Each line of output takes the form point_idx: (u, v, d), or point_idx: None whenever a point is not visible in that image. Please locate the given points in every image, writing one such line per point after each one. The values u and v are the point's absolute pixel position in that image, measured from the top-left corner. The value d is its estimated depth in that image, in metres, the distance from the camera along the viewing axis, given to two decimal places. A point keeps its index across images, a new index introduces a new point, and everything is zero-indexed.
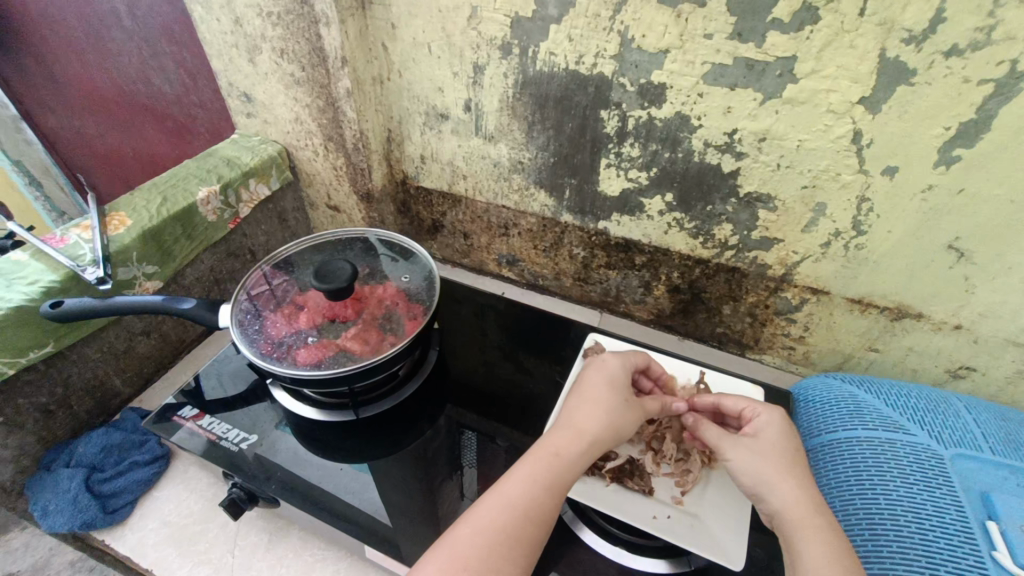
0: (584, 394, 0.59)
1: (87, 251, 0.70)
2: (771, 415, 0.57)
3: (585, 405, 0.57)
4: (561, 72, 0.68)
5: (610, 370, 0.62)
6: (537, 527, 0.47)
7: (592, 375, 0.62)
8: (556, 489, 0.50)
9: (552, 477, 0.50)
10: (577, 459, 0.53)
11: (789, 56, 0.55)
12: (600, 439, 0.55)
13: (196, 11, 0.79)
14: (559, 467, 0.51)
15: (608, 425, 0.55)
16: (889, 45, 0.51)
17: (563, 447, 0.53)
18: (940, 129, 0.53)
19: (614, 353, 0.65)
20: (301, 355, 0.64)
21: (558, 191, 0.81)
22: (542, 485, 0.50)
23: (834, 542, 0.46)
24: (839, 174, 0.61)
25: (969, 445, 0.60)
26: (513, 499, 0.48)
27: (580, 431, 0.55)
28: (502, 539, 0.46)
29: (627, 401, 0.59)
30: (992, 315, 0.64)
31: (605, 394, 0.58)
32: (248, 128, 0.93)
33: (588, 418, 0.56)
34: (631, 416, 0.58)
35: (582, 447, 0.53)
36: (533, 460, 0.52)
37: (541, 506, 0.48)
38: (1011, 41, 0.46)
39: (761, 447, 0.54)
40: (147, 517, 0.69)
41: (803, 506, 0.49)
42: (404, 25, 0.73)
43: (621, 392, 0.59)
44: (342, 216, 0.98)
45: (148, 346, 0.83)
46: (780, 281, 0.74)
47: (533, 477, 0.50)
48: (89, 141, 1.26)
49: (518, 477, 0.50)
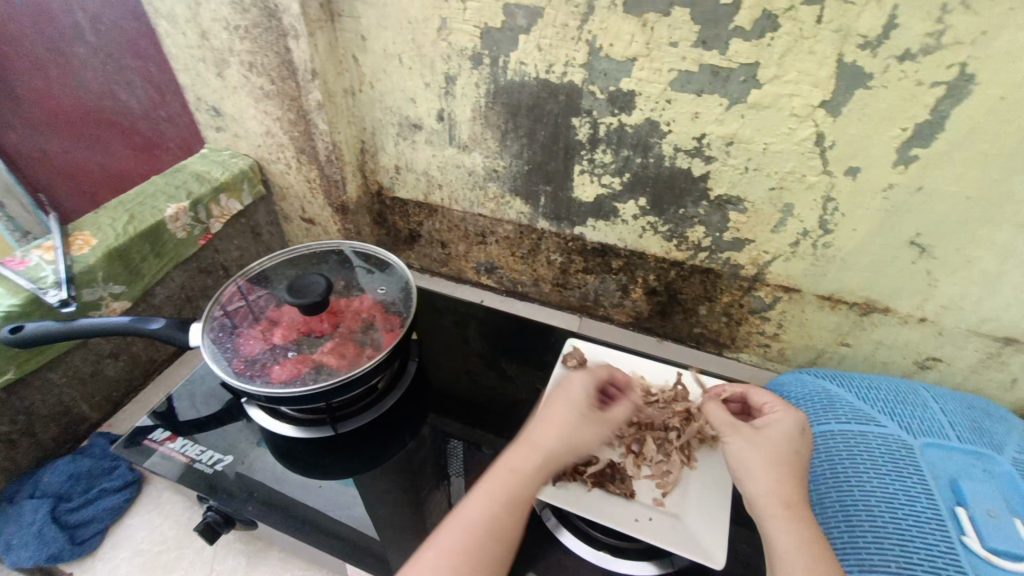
0: (544, 411, 0.60)
1: (49, 273, 0.68)
2: (777, 415, 0.57)
3: (544, 422, 0.58)
4: (532, 81, 0.68)
5: (571, 388, 0.61)
6: (498, 546, 0.48)
7: (555, 393, 0.61)
8: (516, 505, 0.50)
9: (509, 494, 0.51)
10: (535, 474, 0.53)
11: (752, 62, 0.57)
12: (557, 454, 0.55)
13: (160, 25, 0.78)
14: (517, 484, 0.52)
15: (565, 440, 0.56)
16: (845, 50, 0.52)
17: (520, 462, 0.53)
18: (896, 129, 0.56)
19: (581, 370, 0.65)
20: (276, 372, 0.63)
21: (534, 198, 0.82)
22: (501, 502, 0.50)
23: (805, 538, 0.47)
24: (804, 175, 0.63)
25: (936, 434, 0.63)
26: (471, 519, 0.49)
27: (536, 446, 0.55)
28: (461, 559, 0.46)
29: (586, 418, 0.58)
30: (954, 307, 0.66)
31: (562, 410, 0.58)
32: (217, 142, 0.91)
33: (544, 434, 0.56)
34: (591, 431, 0.58)
35: (538, 461, 0.54)
36: (490, 477, 0.52)
37: (502, 524, 0.49)
38: (958, 45, 0.49)
39: (756, 440, 0.54)
40: (118, 547, 0.66)
41: (782, 500, 0.50)
42: (374, 37, 0.73)
43: (580, 409, 0.59)
44: (317, 228, 0.97)
45: (117, 369, 0.80)
46: (752, 281, 0.76)
47: (493, 495, 0.50)
48: (54, 160, 1.21)
49: (476, 495, 0.51)
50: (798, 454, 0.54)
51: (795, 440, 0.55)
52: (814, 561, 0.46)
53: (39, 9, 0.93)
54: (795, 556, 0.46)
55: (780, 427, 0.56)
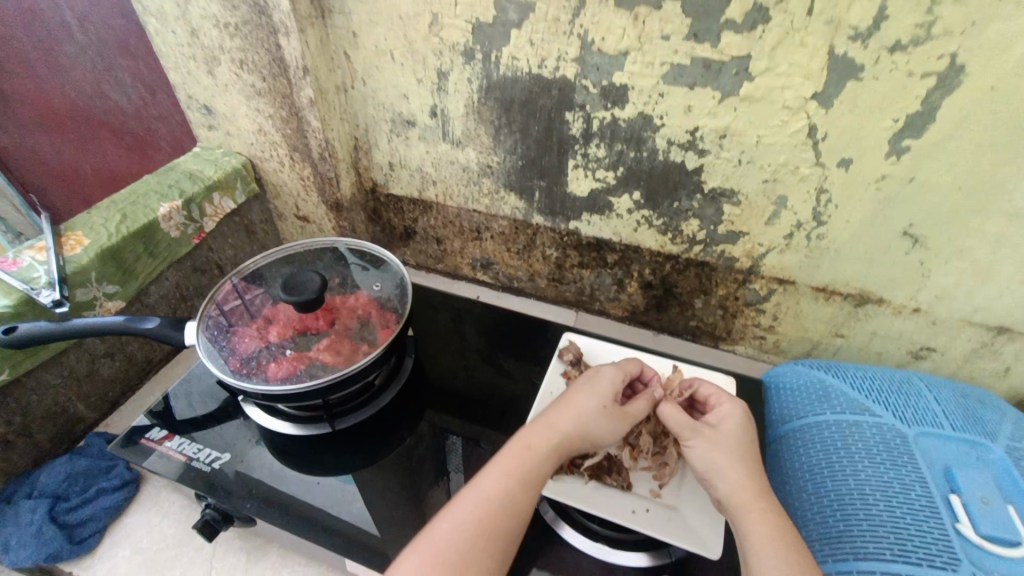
0: (564, 397, 0.60)
1: (42, 274, 0.67)
2: (726, 407, 0.58)
3: (562, 407, 0.58)
4: (525, 76, 0.68)
5: (596, 379, 0.61)
6: (513, 520, 0.48)
7: (577, 382, 0.62)
8: (530, 483, 0.51)
9: (525, 471, 0.51)
10: (549, 454, 0.53)
11: (743, 55, 0.57)
12: (571, 437, 0.55)
13: (150, 24, 0.77)
14: (533, 462, 0.52)
15: (581, 425, 0.56)
16: (837, 42, 0.52)
17: (537, 442, 0.54)
18: (888, 121, 0.56)
19: (610, 365, 0.64)
20: (273, 370, 0.63)
21: (528, 193, 0.82)
22: (516, 479, 0.50)
23: (779, 525, 0.47)
24: (797, 167, 0.63)
25: (930, 423, 0.63)
26: (487, 494, 0.49)
27: (553, 428, 0.55)
28: (478, 532, 0.46)
29: (607, 408, 0.58)
30: (948, 297, 0.67)
31: (582, 398, 0.59)
32: (210, 141, 0.91)
33: (562, 416, 0.57)
34: (610, 424, 0.57)
35: (554, 442, 0.54)
36: (506, 455, 0.53)
37: (515, 499, 0.49)
38: (948, 36, 0.49)
39: (716, 438, 0.55)
40: (118, 545, 0.66)
41: (750, 492, 0.50)
42: (366, 33, 0.73)
43: (603, 399, 0.59)
44: (312, 226, 0.97)
45: (113, 369, 0.80)
46: (747, 273, 0.76)
47: (509, 472, 0.51)
48: (46, 161, 1.19)
49: (492, 472, 0.51)
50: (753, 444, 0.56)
51: (746, 429, 0.56)
52: (791, 547, 0.46)
53: (28, 10, 0.92)
54: (772, 542, 0.46)
55: (732, 418, 0.57)
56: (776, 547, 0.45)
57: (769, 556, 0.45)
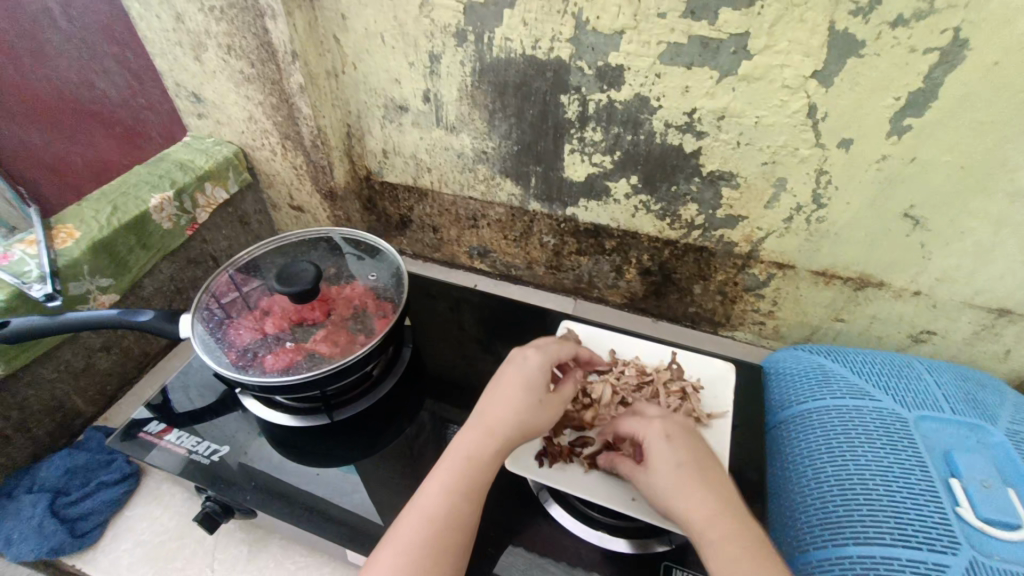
0: (496, 391, 0.57)
1: (33, 268, 0.67)
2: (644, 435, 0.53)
3: (498, 402, 0.55)
4: (518, 58, 0.67)
5: (528, 366, 0.59)
6: (461, 533, 0.47)
7: (508, 372, 0.58)
8: (475, 493, 0.49)
9: (468, 483, 0.49)
10: (493, 459, 0.52)
11: (742, 33, 0.55)
12: (511, 436, 0.53)
13: (134, 9, 0.76)
14: (473, 473, 0.50)
15: (520, 421, 0.54)
16: (837, 18, 0.51)
17: (476, 451, 0.51)
18: (890, 99, 0.54)
19: (535, 349, 0.61)
20: (269, 361, 0.63)
21: (524, 179, 0.80)
22: (460, 493, 0.49)
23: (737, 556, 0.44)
24: (797, 149, 0.62)
25: (931, 407, 0.63)
26: (429, 513, 0.48)
27: (488, 430, 0.53)
28: (426, 553, 0.45)
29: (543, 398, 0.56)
30: (949, 280, 0.66)
31: (517, 391, 0.56)
32: (201, 130, 0.89)
33: (499, 415, 0.54)
34: (545, 413, 0.56)
35: (496, 446, 0.52)
36: (444, 468, 0.51)
37: (461, 514, 0.48)
38: (952, 9, 0.47)
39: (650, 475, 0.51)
40: (120, 538, 0.67)
41: (700, 523, 0.47)
42: (355, 15, 0.71)
43: (535, 390, 0.57)
44: (306, 216, 0.96)
45: (110, 362, 0.80)
46: (746, 258, 0.75)
47: (447, 487, 0.49)
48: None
49: (433, 488, 0.49)
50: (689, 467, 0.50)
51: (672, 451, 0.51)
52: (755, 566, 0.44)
53: None
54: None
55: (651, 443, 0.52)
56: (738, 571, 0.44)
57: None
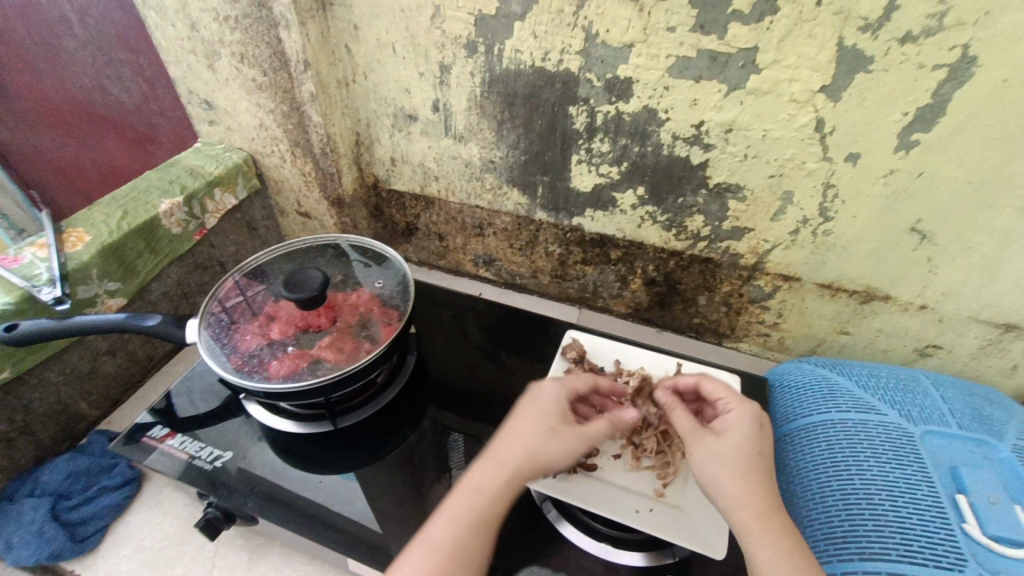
0: (510, 421, 0.56)
1: (43, 271, 0.67)
2: (735, 413, 0.55)
3: (510, 434, 0.54)
4: (528, 69, 0.67)
5: (540, 395, 0.58)
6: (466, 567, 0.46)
7: (521, 402, 0.58)
8: (482, 527, 0.48)
9: (474, 517, 0.49)
10: (502, 493, 0.50)
11: (751, 47, 0.56)
12: (522, 470, 0.52)
13: (150, 18, 0.77)
14: (483, 506, 0.50)
15: (531, 454, 0.53)
16: (846, 34, 0.52)
17: (487, 483, 0.51)
18: (897, 114, 0.55)
19: (552, 380, 0.61)
20: (274, 368, 0.63)
21: (531, 188, 0.81)
22: (467, 526, 0.48)
23: (784, 547, 0.46)
24: (804, 162, 0.62)
25: (937, 422, 0.62)
26: (437, 542, 0.47)
27: (499, 462, 0.52)
28: None
29: (557, 428, 0.55)
30: (955, 294, 0.66)
31: (530, 422, 0.55)
32: (211, 136, 0.90)
33: (510, 448, 0.53)
34: (561, 445, 0.54)
35: (505, 480, 0.51)
36: (456, 498, 0.50)
37: (468, 547, 0.47)
38: (960, 26, 0.48)
39: (720, 450, 0.52)
40: (120, 544, 0.66)
41: (755, 511, 0.48)
42: (367, 26, 0.72)
43: (546, 419, 0.55)
44: (313, 222, 0.96)
45: (115, 366, 0.80)
46: (752, 270, 0.75)
47: (457, 518, 0.48)
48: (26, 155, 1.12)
49: (444, 516, 0.49)
50: (761, 455, 0.52)
51: (755, 435, 0.53)
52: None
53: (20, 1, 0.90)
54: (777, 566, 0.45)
55: (739, 420, 0.54)
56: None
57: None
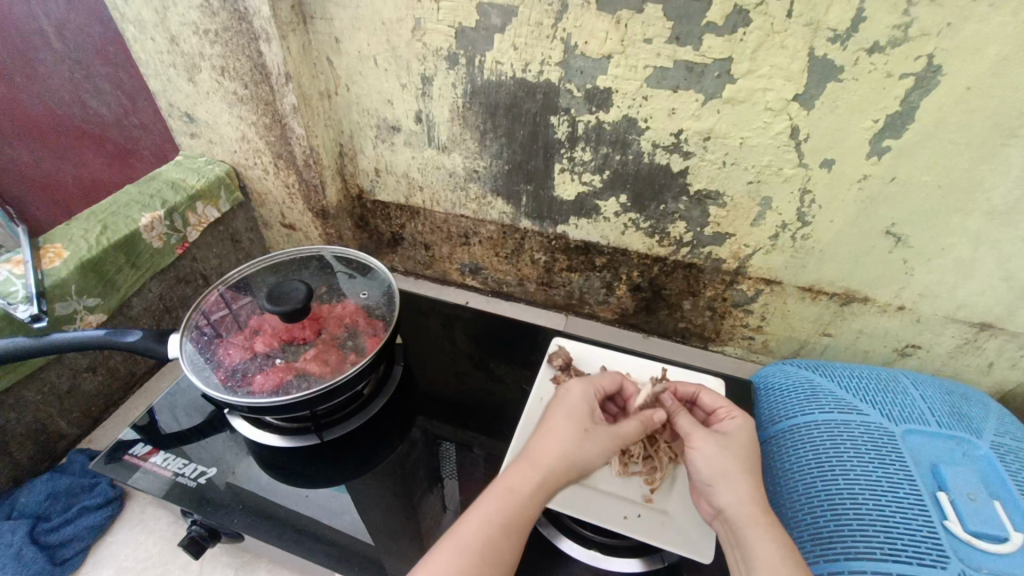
0: (541, 427, 0.57)
1: (20, 288, 0.66)
2: (740, 419, 0.57)
3: (545, 436, 0.55)
4: (509, 80, 0.68)
5: (571, 398, 0.59)
6: (496, 568, 0.45)
7: (551, 408, 0.58)
8: (514, 527, 0.47)
9: (508, 515, 0.48)
10: (533, 494, 0.50)
11: (725, 57, 0.57)
12: (555, 472, 0.52)
13: (129, 32, 0.76)
14: (515, 506, 0.49)
15: (565, 455, 0.53)
16: (817, 44, 0.53)
17: (519, 483, 0.50)
18: (869, 121, 0.56)
19: (578, 381, 0.62)
20: (258, 382, 0.62)
21: (515, 197, 0.81)
22: (498, 524, 0.47)
23: (783, 540, 0.46)
24: (781, 168, 0.63)
25: (917, 420, 0.63)
26: (466, 540, 0.46)
27: (534, 464, 0.52)
28: None
29: (588, 430, 0.55)
30: (931, 295, 0.67)
31: (561, 425, 0.55)
32: (193, 149, 0.90)
33: (544, 449, 0.53)
34: (593, 445, 0.55)
35: (537, 480, 0.51)
36: (487, 499, 0.49)
37: (499, 547, 0.46)
38: (924, 37, 0.49)
39: (727, 446, 0.54)
40: (102, 565, 0.65)
41: (760, 506, 0.49)
42: (348, 39, 0.72)
43: (578, 421, 0.56)
44: (298, 234, 0.96)
45: (95, 383, 0.78)
46: (734, 274, 0.76)
47: (488, 516, 0.47)
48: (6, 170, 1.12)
49: (474, 515, 0.48)
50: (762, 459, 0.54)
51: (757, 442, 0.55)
52: (791, 566, 0.44)
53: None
54: (780, 557, 0.45)
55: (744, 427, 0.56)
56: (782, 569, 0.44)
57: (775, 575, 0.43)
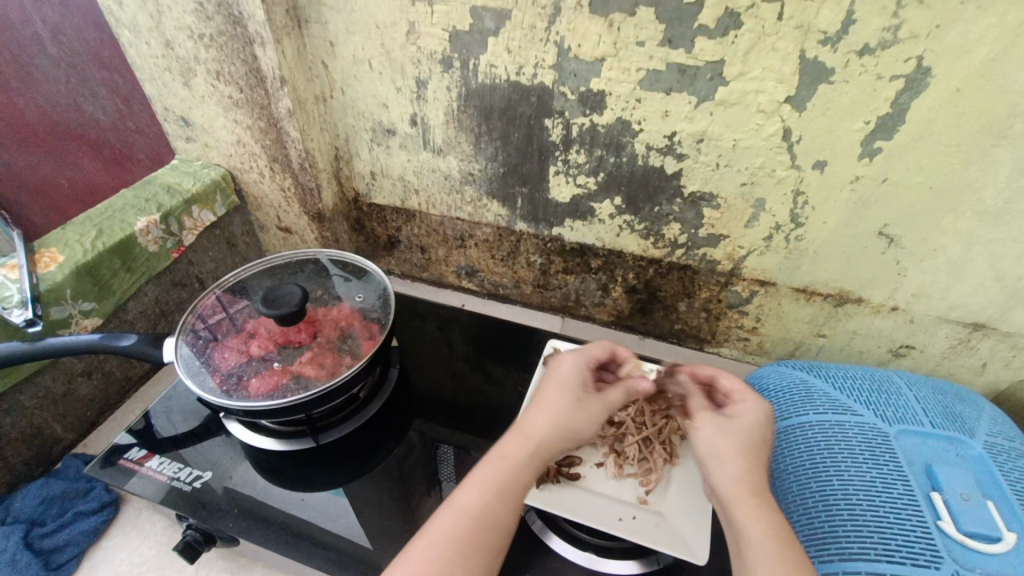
0: (536, 399, 0.59)
1: (14, 292, 0.66)
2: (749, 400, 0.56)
3: (538, 407, 0.57)
4: (503, 83, 0.68)
5: (565, 372, 0.61)
6: (494, 533, 0.46)
7: (546, 381, 0.61)
8: (512, 495, 0.49)
9: (505, 482, 0.49)
10: (528, 460, 0.51)
11: (717, 60, 0.57)
12: (549, 441, 0.53)
13: (124, 36, 0.76)
14: (510, 472, 0.50)
15: (558, 425, 0.55)
16: (807, 46, 0.53)
17: (513, 449, 0.52)
18: (860, 123, 0.57)
19: (572, 353, 0.64)
20: (254, 385, 0.62)
21: (510, 200, 0.82)
22: (495, 490, 0.48)
23: (772, 520, 0.46)
24: (773, 170, 0.64)
25: (910, 420, 0.64)
26: (466, 507, 0.47)
27: (528, 433, 0.54)
28: (457, 549, 0.44)
29: (582, 399, 0.58)
30: (924, 295, 0.68)
31: (555, 396, 0.58)
32: (188, 153, 0.90)
33: (537, 420, 0.55)
34: (583, 413, 0.57)
35: (531, 448, 0.52)
36: (483, 467, 0.50)
37: (496, 513, 0.47)
38: (913, 39, 0.50)
39: (729, 429, 0.54)
40: (96, 570, 0.65)
41: (751, 487, 0.49)
42: (343, 42, 0.72)
43: (572, 393, 0.58)
44: (294, 237, 0.96)
45: (90, 388, 0.78)
46: (729, 275, 0.77)
47: (485, 483, 0.48)
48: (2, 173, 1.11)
49: (471, 484, 0.49)
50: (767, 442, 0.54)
51: (763, 427, 0.54)
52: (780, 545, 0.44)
53: None
54: (767, 537, 0.45)
55: (751, 408, 0.55)
56: (769, 546, 0.44)
57: (761, 553, 0.44)
